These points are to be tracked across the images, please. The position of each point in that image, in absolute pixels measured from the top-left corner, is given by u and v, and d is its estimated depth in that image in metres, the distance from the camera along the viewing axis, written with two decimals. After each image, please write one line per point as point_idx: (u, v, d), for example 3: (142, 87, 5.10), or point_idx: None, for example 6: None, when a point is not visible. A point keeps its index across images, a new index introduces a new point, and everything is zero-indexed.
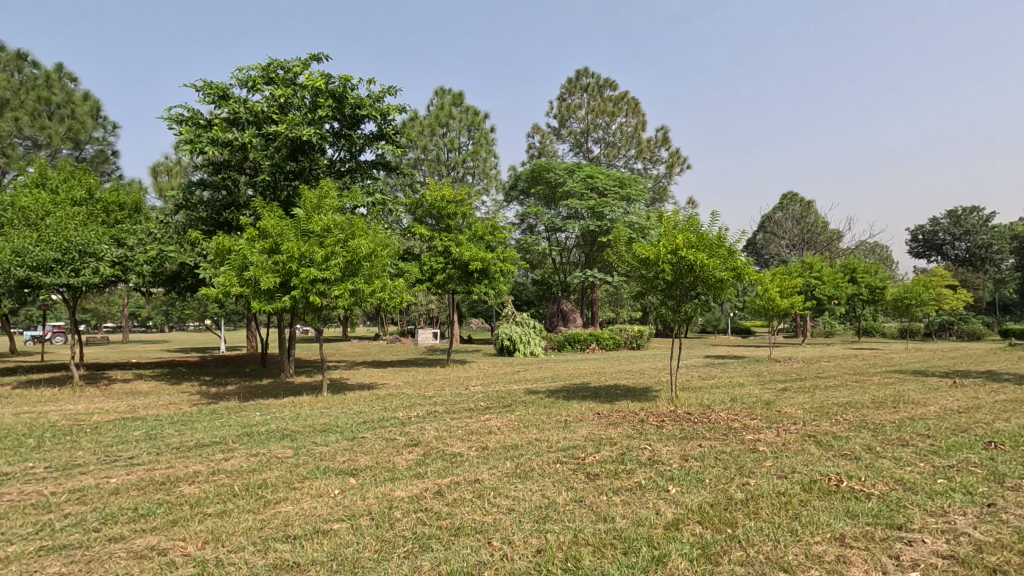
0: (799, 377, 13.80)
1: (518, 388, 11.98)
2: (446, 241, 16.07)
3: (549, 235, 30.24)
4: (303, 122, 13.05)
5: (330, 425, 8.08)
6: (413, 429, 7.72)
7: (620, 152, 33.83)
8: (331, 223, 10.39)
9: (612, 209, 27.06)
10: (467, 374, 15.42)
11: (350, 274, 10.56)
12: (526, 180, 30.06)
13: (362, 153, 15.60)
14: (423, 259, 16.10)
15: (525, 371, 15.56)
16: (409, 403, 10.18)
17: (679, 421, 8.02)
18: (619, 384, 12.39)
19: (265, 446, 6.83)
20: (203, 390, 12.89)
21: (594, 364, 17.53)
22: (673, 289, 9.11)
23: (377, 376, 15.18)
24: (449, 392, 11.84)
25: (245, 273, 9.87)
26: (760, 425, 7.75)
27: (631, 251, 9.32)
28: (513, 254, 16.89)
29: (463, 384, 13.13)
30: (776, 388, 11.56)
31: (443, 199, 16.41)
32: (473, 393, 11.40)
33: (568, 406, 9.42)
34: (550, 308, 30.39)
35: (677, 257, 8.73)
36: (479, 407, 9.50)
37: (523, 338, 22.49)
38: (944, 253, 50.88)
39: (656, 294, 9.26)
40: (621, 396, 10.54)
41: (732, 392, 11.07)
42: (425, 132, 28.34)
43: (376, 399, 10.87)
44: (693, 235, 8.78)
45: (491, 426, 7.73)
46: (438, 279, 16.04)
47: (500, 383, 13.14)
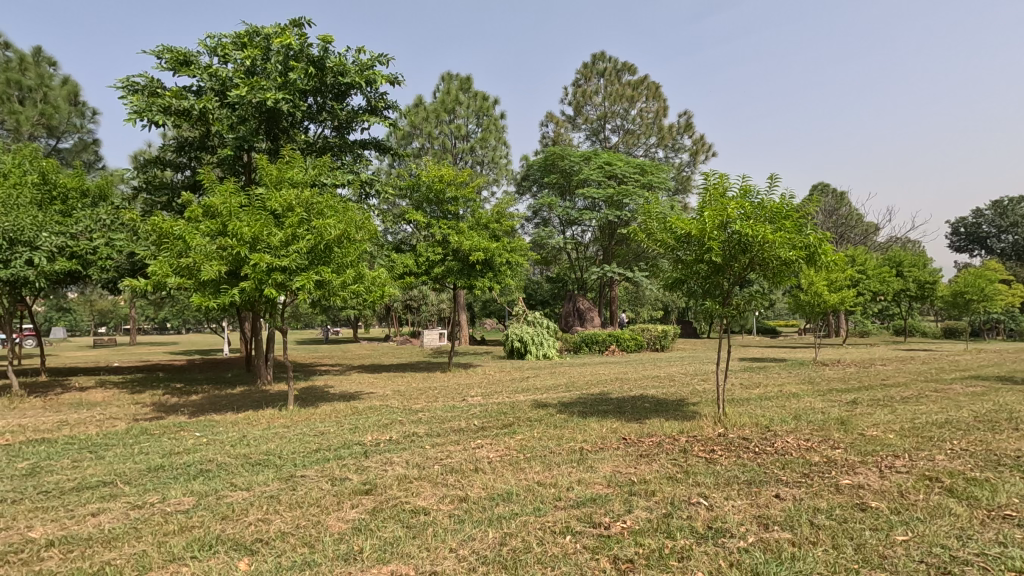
0: (862, 385, 11.52)
1: (524, 401, 9.96)
2: (445, 229, 14.13)
3: (564, 229, 28.21)
4: (272, 87, 11.16)
5: (271, 456, 6.15)
6: (376, 462, 5.77)
7: (639, 141, 31.56)
8: (293, 200, 8.55)
9: (633, 198, 24.96)
10: (469, 381, 13.46)
11: (317, 262, 8.66)
12: (538, 171, 28.00)
13: (348, 129, 13.71)
14: (418, 250, 14.18)
15: (535, 378, 13.51)
16: (388, 421, 8.22)
17: (735, 451, 5.92)
18: (646, 394, 10.30)
19: (161, 492, 4.91)
20: (161, 401, 11.16)
21: (615, 368, 15.45)
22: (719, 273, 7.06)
23: (366, 383, 13.31)
24: (441, 405, 9.86)
25: (183, 259, 8.03)
26: (850, 459, 5.64)
27: (665, 227, 7.26)
28: (522, 244, 14.91)
29: (460, 394, 11.12)
30: (843, 401, 9.35)
31: (443, 181, 14.42)
32: (469, 407, 9.40)
33: (585, 427, 7.39)
34: (566, 307, 28.31)
35: (727, 232, 6.65)
36: (472, 428, 7.51)
37: (535, 339, 20.48)
38: (989, 247, 47.55)
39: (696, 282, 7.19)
40: (651, 411, 8.46)
41: (788, 405, 8.93)
42: (431, 119, 26.35)
43: (350, 414, 8.95)
44: (748, 204, 6.65)
45: (480, 460, 5.73)
46: (435, 273, 14.11)
47: (505, 393, 11.14)
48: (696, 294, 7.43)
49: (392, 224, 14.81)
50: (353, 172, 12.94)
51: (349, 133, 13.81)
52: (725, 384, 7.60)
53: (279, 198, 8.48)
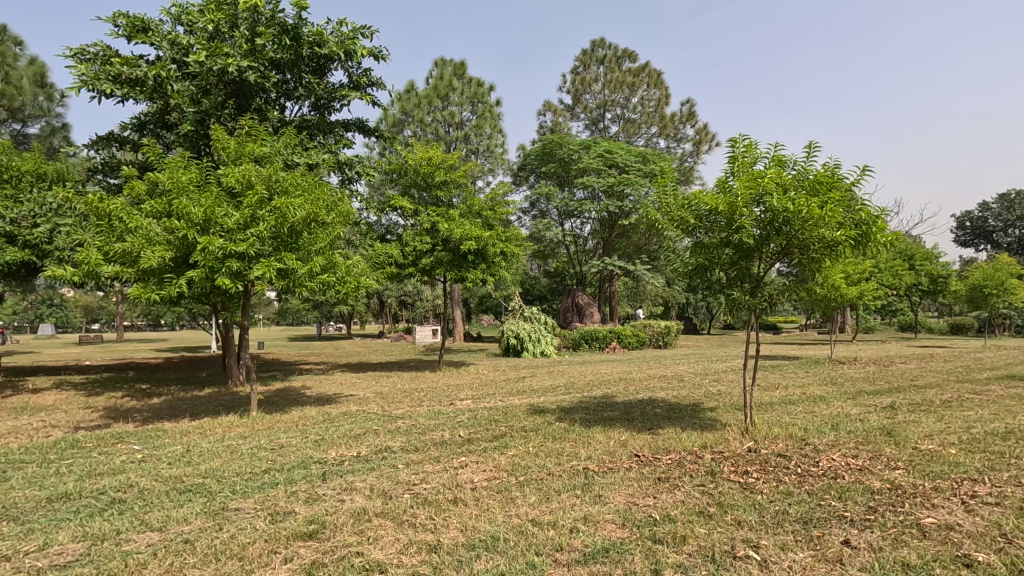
0: (890, 385, 10.52)
1: (518, 405, 8.89)
2: (433, 216, 13.02)
3: (563, 221, 27.10)
4: (237, 55, 9.99)
5: (208, 480, 5.03)
6: (334, 489, 4.68)
7: (640, 130, 30.38)
8: (254, 177, 7.44)
9: (634, 187, 23.84)
10: (460, 381, 12.40)
11: (282, 248, 7.55)
12: (535, 160, 26.86)
13: (328, 107, 12.55)
14: (405, 238, 13.08)
15: (532, 378, 12.46)
16: (361, 432, 7.10)
17: (773, 474, 4.85)
18: (655, 397, 9.22)
19: (46, 535, 3.80)
20: (115, 405, 10.04)
21: (617, 367, 14.39)
22: (750, 255, 6.00)
23: (347, 384, 12.21)
24: (425, 410, 8.79)
25: (121, 244, 6.86)
26: (921, 484, 4.56)
27: (686, 203, 6.15)
28: (517, 234, 13.82)
29: (449, 397, 10.02)
30: (877, 405, 8.31)
31: (432, 164, 13.31)
32: (456, 413, 8.32)
33: (590, 439, 6.29)
34: (564, 303, 27.26)
35: (761, 208, 5.56)
36: (455, 440, 6.42)
37: (531, 336, 19.42)
38: (995, 241, 46.61)
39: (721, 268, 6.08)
40: (663, 419, 7.37)
41: (818, 410, 7.86)
42: (423, 105, 25.12)
43: (321, 423, 7.84)
44: (786, 174, 5.54)
45: (462, 487, 4.64)
46: (423, 264, 13.01)
47: (498, 396, 10.05)
48: (720, 284, 6.33)
49: (376, 211, 13.69)
50: (333, 152, 11.80)
51: (329, 111, 12.67)
52: (752, 386, 6.55)
53: (237, 174, 7.37)
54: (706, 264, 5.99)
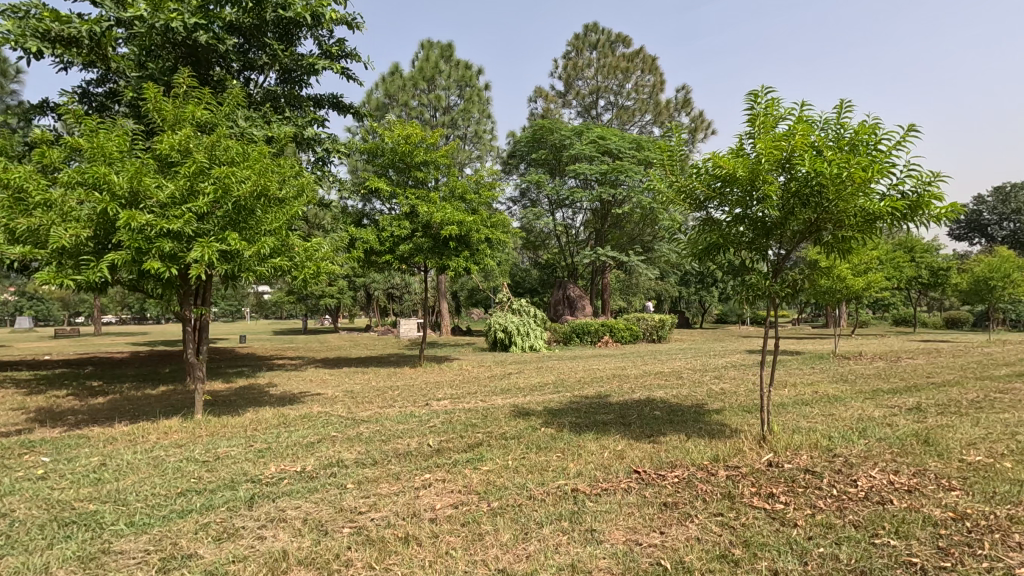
0: (906, 383, 9.70)
1: (501, 406, 7.93)
2: (412, 199, 12.00)
3: (554, 210, 26.10)
4: (185, 12, 8.84)
5: (103, 506, 4.02)
6: (258, 520, 3.70)
7: (634, 118, 29.39)
8: (193, 143, 6.40)
9: (628, 174, 22.88)
10: (440, 378, 11.45)
11: (226, 226, 6.53)
12: (526, 146, 25.82)
13: (296, 78, 11.43)
14: (381, 223, 12.06)
15: (518, 375, 11.51)
16: (315, 440, 6.12)
17: (806, 499, 3.93)
18: (653, 397, 8.31)
19: None
20: (50, 405, 8.96)
21: (610, 363, 13.49)
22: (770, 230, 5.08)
23: (316, 381, 11.21)
24: (396, 412, 7.82)
25: (29, 219, 5.79)
26: (993, 514, 3.65)
27: (696, 171, 5.21)
28: (503, 219, 12.84)
29: (425, 397, 9.04)
30: (900, 407, 7.45)
31: (412, 143, 12.28)
32: (430, 416, 7.35)
33: (580, 450, 5.35)
34: (555, 295, 26.32)
35: (788, 175, 4.62)
36: (422, 451, 5.46)
37: (520, 329, 18.47)
38: (989, 235, 46.12)
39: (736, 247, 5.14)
40: (664, 424, 6.44)
41: (837, 413, 6.97)
42: (408, 87, 23.95)
43: (273, 428, 6.85)
44: (820, 133, 4.59)
45: (419, 518, 3.68)
46: (401, 251, 11.99)
47: (480, 395, 9.09)
48: (734, 267, 5.41)
49: (351, 193, 12.64)
50: (300, 127, 10.70)
51: (298, 84, 11.57)
52: (767, 381, 5.65)
53: (172, 139, 6.31)
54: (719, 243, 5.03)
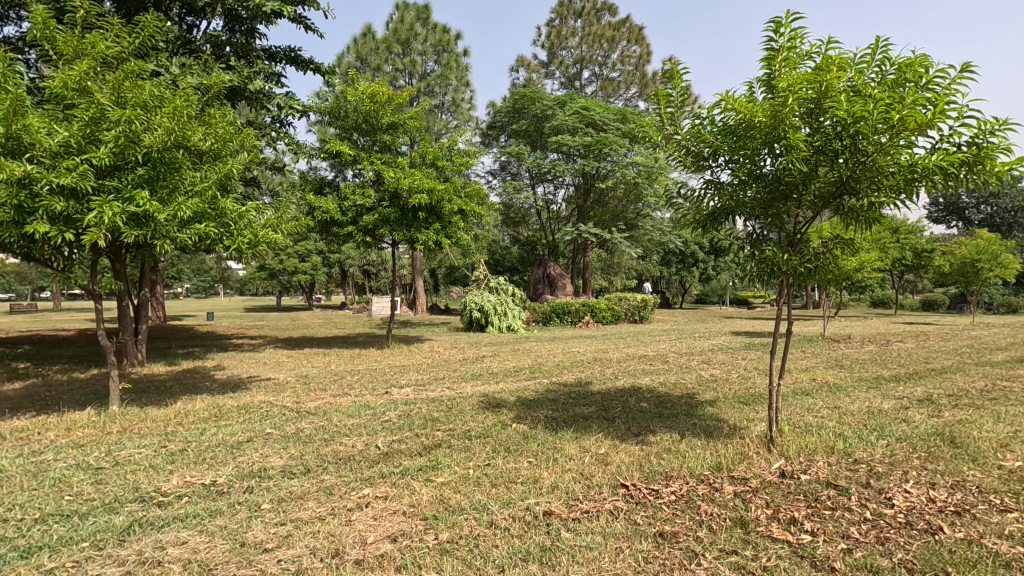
0: (904, 370, 9.08)
1: (469, 396, 7.07)
2: (379, 164, 10.91)
3: (534, 184, 25.05)
4: None
5: None
6: (122, 565, 2.76)
7: (619, 90, 28.24)
8: (96, 83, 5.29)
9: (612, 147, 21.88)
10: (408, 361, 10.55)
11: (141, 184, 5.48)
12: (506, 116, 24.62)
13: (245, 24, 10.13)
14: (344, 191, 10.98)
15: (493, 358, 10.67)
16: (245, 439, 5.17)
17: (839, 528, 3.13)
18: (638, 385, 7.51)
19: None
20: None
21: (591, 345, 12.73)
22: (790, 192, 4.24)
23: (271, 364, 10.23)
24: (350, 402, 6.91)
25: None
26: None
27: (703, 120, 4.35)
28: (479, 189, 11.83)
29: (387, 384, 8.13)
30: (908, 398, 6.78)
31: (379, 103, 11.15)
32: (387, 408, 6.45)
33: (556, 454, 4.50)
34: (535, 273, 25.45)
35: (818, 122, 3.78)
36: (368, 455, 4.54)
37: (497, 309, 17.61)
38: (965, 218, 46.36)
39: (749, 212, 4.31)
40: (653, 420, 5.65)
41: (843, 406, 6.27)
42: (381, 51, 22.46)
43: (201, 422, 5.88)
44: (860, 69, 3.72)
45: (343, 561, 2.79)
46: (365, 222, 10.92)
47: (448, 382, 8.20)
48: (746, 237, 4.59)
49: (313, 158, 11.51)
50: (247, 79, 9.47)
51: (248, 31, 10.26)
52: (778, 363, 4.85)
53: (68, 77, 5.18)
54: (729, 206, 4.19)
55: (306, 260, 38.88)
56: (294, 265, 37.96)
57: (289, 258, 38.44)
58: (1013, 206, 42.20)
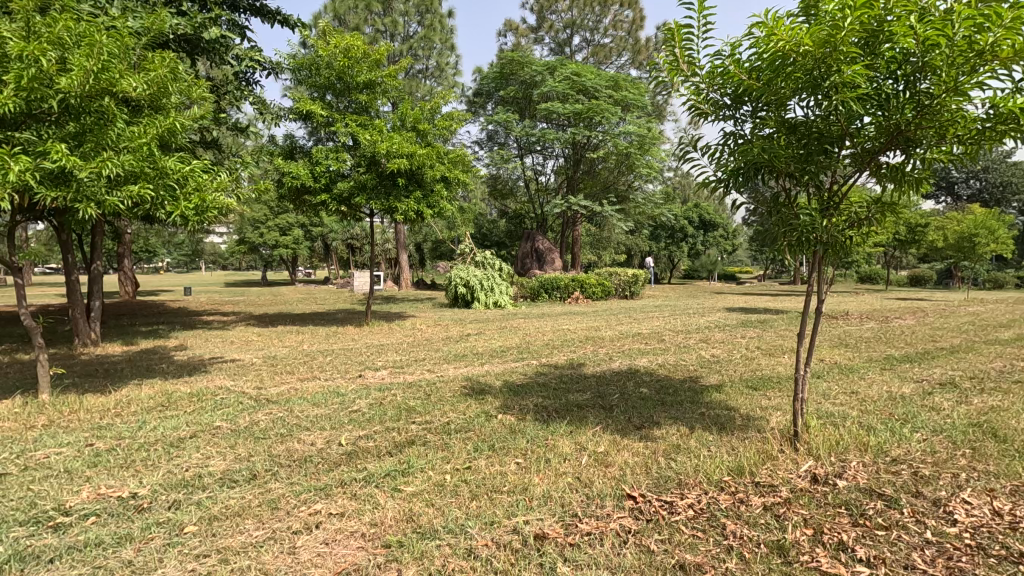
0: (914, 349, 8.58)
1: (450, 380, 6.40)
2: (354, 125, 10.02)
3: (522, 154, 24.11)
4: None
5: None
6: None
7: (611, 57, 27.14)
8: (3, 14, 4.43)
9: (604, 116, 20.97)
10: (388, 340, 9.85)
11: (61, 136, 4.65)
12: (493, 82, 23.52)
13: None
14: (315, 155, 10.10)
15: (478, 337, 10.00)
16: (188, 434, 4.46)
17: (898, 557, 2.53)
18: (636, 367, 6.91)
19: None
20: None
21: (582, 322, 12.12)
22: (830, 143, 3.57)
23: (238, 344, 9.49)
24: (318, 387, 6.22)
25: None
26: None
27: (727, 59, 3.62)
28: (463, 155, 11.02)
29: (362, 367, 7.43)
30: (930, 381, 6.23)
31: (354, 59, 10.17)
32: (358, 395, 5.76)
33: (548, 454, 3.86)
34: (522, 248, 24.71)
35: (879, 52, 3.08)
36: (327, 457, 3.88)
37: (483, 284, 16.90)
38: (954, 193, 46.22)
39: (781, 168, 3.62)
40: (656, 409, 5.04)
41: (861, 391, 5.71)
42: (360, 10, 21.17)
43: (143, 412, 5.15)
44: None
45: None
46: (339, 190, 10.08)
47: (429, 364, 7.54)
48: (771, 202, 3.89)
49: (282, 119, 10.56)
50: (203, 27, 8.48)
51: None
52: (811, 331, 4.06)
53: None
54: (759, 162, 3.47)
55: (287, 234, 37.75)
56: (275, 238, 36.77)
57: (269, 232, 37.20)
58: (1002, 181, 41.96)
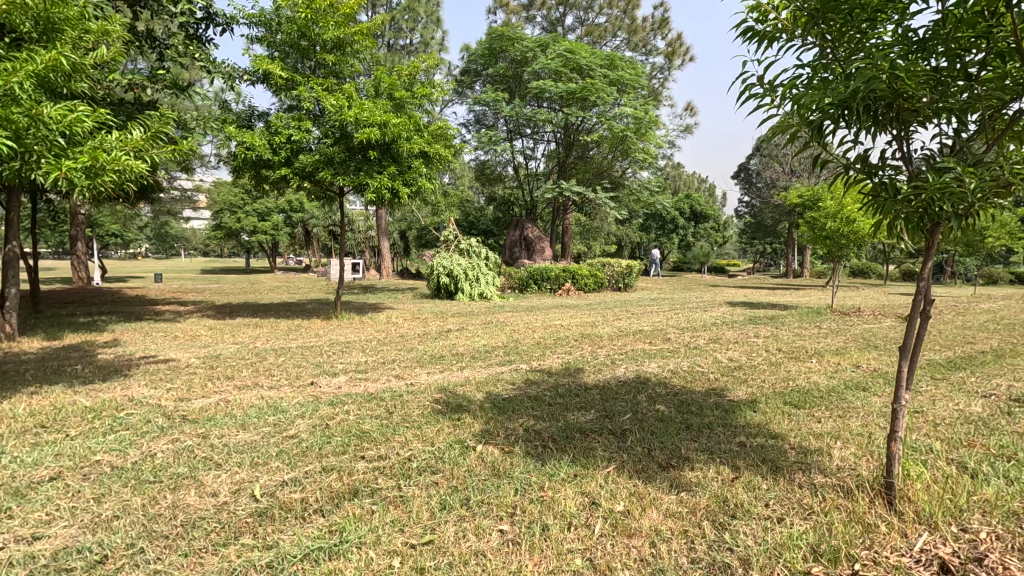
0: (956, 353, 7.52)
1: (421, 391, 5.22)
2: (319, 89, 8.71)
3: (512, 136, 22.81)
4: None
5: None
6: None
7: (606, 37, 25.87)
8: None
9: (598, 95, 19.70)
10: (356, 336, 8.64)
11: None
12: (481, 58, 22.12)
13: None
14: (274, 123, 8.77)
15: (460, 334, 8.82)
16: (50, 473, 3.26)
17: None
18: (644, 375, 5.77)
19: None
20: None
21: (575, 317, 10.97)
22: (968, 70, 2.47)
23: (182, 340, 8.22)
24: (254, 399, 5.00)
25: None
26: None
27: None
28: (443, 128, 9.80)
29: (317, 371, 6.20)
30: (1003, 397, 5.16)
31: (318, 11, 8.76)
32: (302, 411, 4.57)
33: (545, 517, 2.72)
34: (510, 236, 23.50)
35: None
36: (230, 519, 2.71)
37: (467, 273, 15.69)
38: None
39: (907, 105, 2.42)
40: (681, 437, 3.92)
41: (929, 410, 4.62)
42: None
43: (10, 435, 3.93)
44: None
45: None
46: (302, 164, 8.75)
47: (398, 368, 6.35)
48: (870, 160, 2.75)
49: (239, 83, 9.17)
50: None
51: None
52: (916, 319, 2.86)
53: None
54: (883, 92, 2.27)
55: (266, 220, 36.21)
56: (253, 223, 35.15)
57: (246, 217, 35.55)
58: None
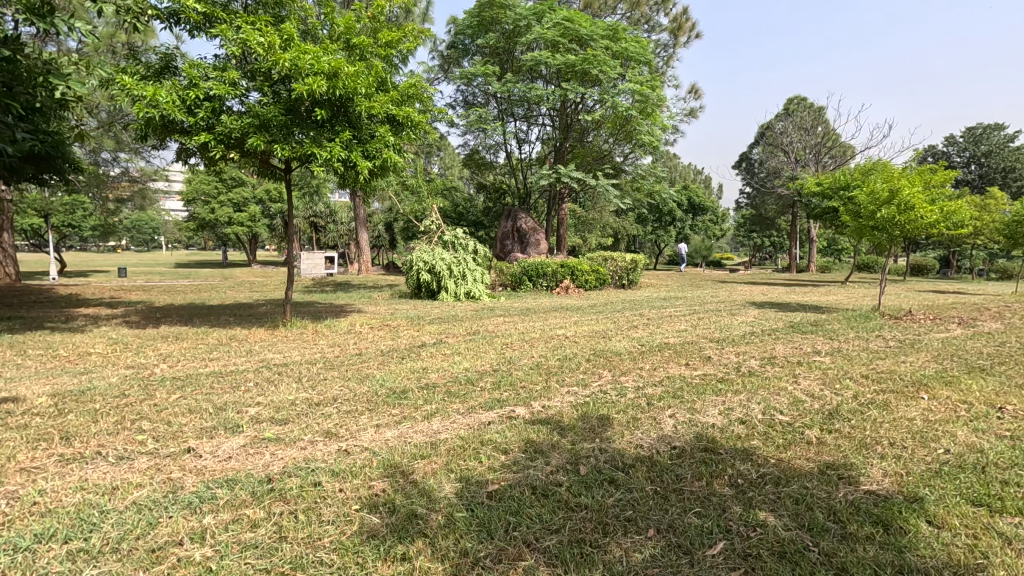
0: None
1: (352, 472, 3.13)
2: (247, 27, 6.58)
3: (503, 116, 20.67)
4: None
5: None
6: None
7: (604, 11, 23.69)
8: None
9: (599, 68, 17.57)
10: (299, 356, 6.54)
11: None
12: (470, 29, 19.94)
13: None
14: (191, 73, 6.65)
15: (434, 352, 6.72)
16: None
17: None
18: (711, 434, 3.74)
19: None
20: None
21: (580, 325, 8.88)
22: None
23: (60, 362, 6.09)
24: (65, 495, 2.91)
25: None
26: None
27: None
28: (415, 83, 7.68)
29: (213, 422, 4.11)
30: None
31: None
32: (122, 533, 2.49)
33: None
34: (501, 227, 21.42)
35: None
36: None
37: (452, 269, 13.61)
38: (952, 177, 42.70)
39: None
40: None
41: None
42: None
43: None
44: None
45: None
46: (225, 127, 6.64)
47: (335, 415, 4.26)
48: None
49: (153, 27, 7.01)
50: None
51: None
52: None
53: None
54: None
55: (242, 210, 33.91)
56: (227, 214, 32.84)
57: (221, 207, 33.25)
58: (1005, 166, 38.36)
